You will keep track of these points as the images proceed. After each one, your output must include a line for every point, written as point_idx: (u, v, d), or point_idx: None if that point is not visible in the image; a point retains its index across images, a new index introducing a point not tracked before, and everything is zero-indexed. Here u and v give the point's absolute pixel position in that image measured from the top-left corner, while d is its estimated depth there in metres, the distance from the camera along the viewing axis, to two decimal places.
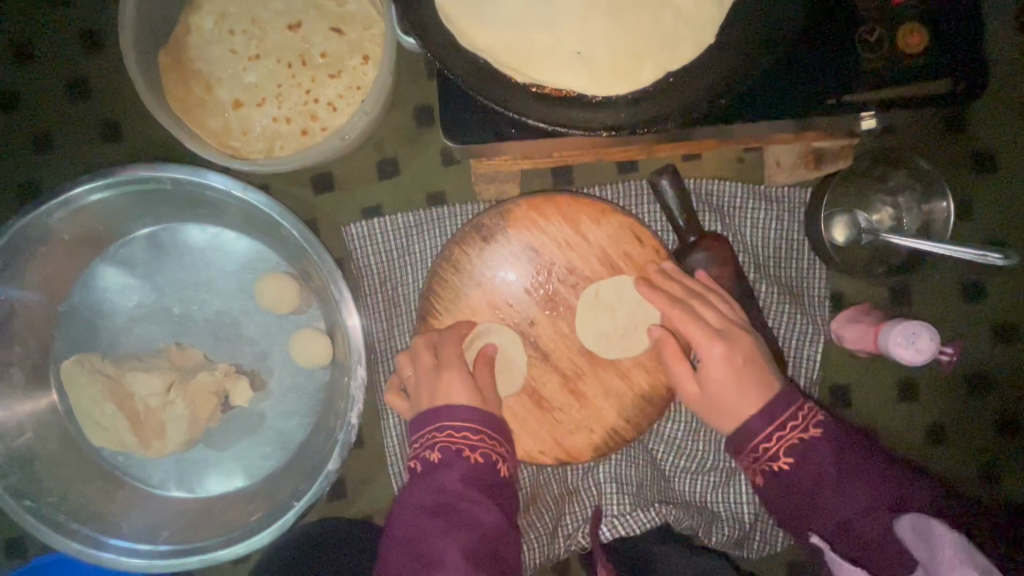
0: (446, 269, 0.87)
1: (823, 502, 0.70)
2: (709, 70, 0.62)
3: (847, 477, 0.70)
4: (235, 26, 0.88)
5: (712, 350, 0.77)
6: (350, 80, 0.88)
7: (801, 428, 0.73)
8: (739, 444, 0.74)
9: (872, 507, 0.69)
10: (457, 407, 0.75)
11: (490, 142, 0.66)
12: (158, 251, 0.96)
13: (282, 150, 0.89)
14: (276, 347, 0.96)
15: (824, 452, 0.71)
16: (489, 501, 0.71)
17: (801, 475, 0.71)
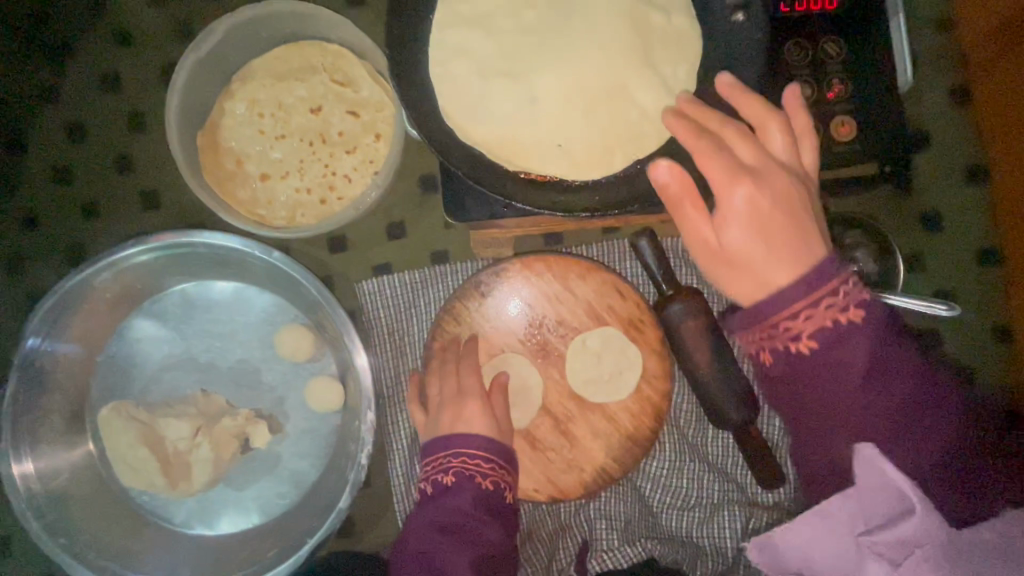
0: (448, 321, 0.96)
1: (840, 388, 0.63)
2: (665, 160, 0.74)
3: (875, 360, 0.62)
4: (264, 110, 1.01)
5: (739, 201, 0.60)
6: (364, 156, 1.00)
7: (841, 309, 0.61)
8: (759, 322, 0.63)
9: (898, 384, 0.64)
10: (472, 434, 0.83)
11: (486, 219, 0.80)
12: (189, 306, 1.06)
13: (303, 217, 1.00)
14: (293, 393, 1.05)
15: (861, 335, 0.62)
16: (494, 522, 0.78)
17: (828, 353, 0.62)
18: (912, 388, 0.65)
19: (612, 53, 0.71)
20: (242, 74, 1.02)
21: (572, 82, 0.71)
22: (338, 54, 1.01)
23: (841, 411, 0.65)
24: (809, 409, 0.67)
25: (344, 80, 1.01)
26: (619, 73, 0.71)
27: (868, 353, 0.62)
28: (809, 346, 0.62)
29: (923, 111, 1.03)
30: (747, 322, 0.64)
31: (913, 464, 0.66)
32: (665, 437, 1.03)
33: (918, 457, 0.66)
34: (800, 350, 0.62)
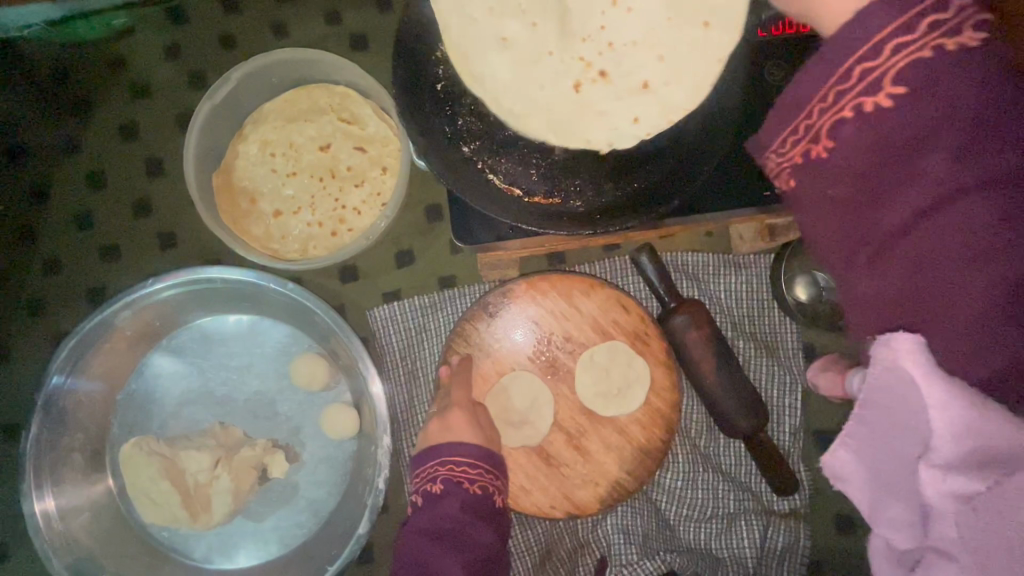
0: (458, 342, 0.99)
1: (894, 171, 0.47)
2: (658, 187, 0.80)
3: (931, 150, 0.45)
4: (276, 149, 1.06)
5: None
6: (372, 188, 1.05)
7: (912, 49, 0.45)
8: (827, 75, 0.48)
9: (974, 175, 0.44)
10: (456, 441, 0.86)
11: (492, 241, 0.84)
12: (206, 340, 1.09)
13: (315, 249, 1.04)
14: (309, 422, 1.07)
15: (938, 104, 0.45)
16: (485, 525, 0.81)
17: (867, 139, 0.48)
18: (1019, 187, 0.43)
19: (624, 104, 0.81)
20: (255, 118, 1.07)
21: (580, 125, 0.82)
22: (344, 95, 1.07)
23: (893, 212, 0.48)
24: (866, 209, 0.49)
25: (351, 118, 1.06)
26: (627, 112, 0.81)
27: (944, 112, 0.45)
28: (864, 110, 0.47)
29: None
30: (808, 95, 0.50)
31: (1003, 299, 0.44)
32: (677, 448, 1.04)
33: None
34: (855, 120, 0.48)
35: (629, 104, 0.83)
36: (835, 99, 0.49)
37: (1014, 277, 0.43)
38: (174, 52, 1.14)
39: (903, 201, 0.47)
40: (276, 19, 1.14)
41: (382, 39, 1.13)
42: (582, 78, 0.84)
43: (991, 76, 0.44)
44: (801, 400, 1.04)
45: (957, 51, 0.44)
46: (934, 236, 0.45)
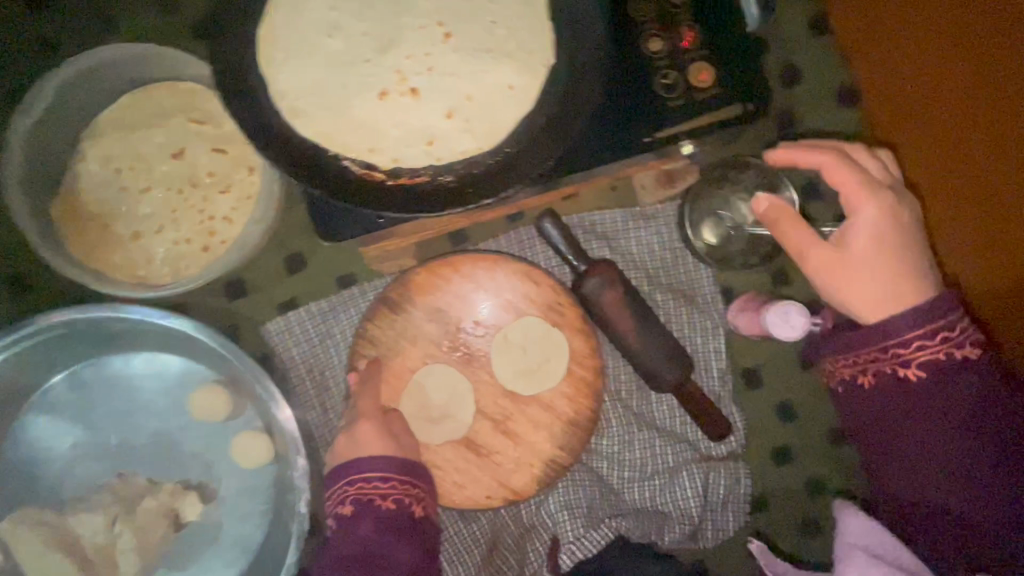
0: (363, 345, 0.92)
1: (905, 430, 0.70)
2: (535, 150, 0.69)
3: (949, 403, 0.67)
4: (122, 165, 0.93)
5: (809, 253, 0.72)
6: (241, 192, 0.94)
7: (951, 346, 0.67)
8: (876, 341, 0.69)
9: (939, 435, 0.68)
10: (363, 458, 0.80)
11: (366, 235, 0.71)
12: (86, 390, 0.97)
13: (188, 269, 0.94)
14: (220, 455, 0.98)
15: (949, 380, 0.67)
16: (402, 541, 0.76)
17: (932, 388, 0.67)
18: (958, 444, 0.67)
19: (459, 83, 0.69)
20: (91, 131, 0.94)
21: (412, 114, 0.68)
22: (192, 92, 0.95)
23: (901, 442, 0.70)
24: (891, 440, 0.72)
25: (203, 116, 0.94)
26: (469, 85, 0.69)
27: (942, 395, 0.67)
28: (917, 375, 0.68)
29: (791, 47, 1.06)
30: (848, 343, 0.72)
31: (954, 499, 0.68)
32: (609, 412, 1.02)
33: (975, 494, 0.67)
34: (906, 376, 0.68)
35: (415, 130, 0.69)
36: (878, 354, 0.69)
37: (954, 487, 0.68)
38: None
39: (928, 451, 0.69)
40: (100, 14, 0.99)
41: None
42: (389, 87, 0.68)
43: (970, 371, 0.67)
44: (724, 342, 1.03)
45: (951, 354, 0.67)
46: (927, 479, 0.69)
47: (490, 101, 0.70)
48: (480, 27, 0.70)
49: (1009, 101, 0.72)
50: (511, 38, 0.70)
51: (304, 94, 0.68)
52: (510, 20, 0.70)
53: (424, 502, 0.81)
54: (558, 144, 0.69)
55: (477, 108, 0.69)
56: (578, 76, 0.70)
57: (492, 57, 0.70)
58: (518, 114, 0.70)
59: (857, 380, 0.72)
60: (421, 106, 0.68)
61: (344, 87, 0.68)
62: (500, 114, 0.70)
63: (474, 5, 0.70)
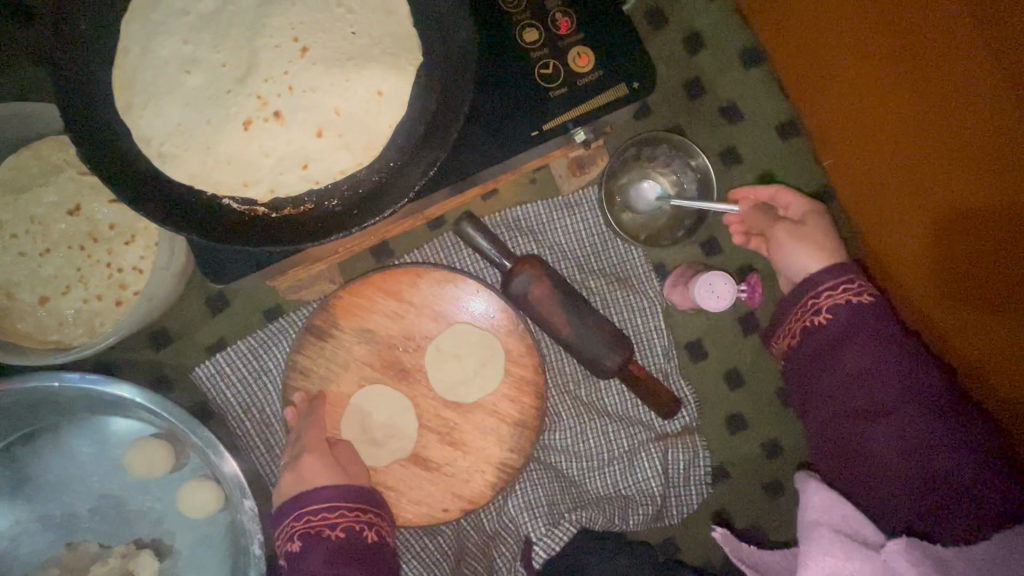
0: (295, 377, 0.90)
1: (832, 371, 0.77)
2: (416, 162, 0.69)
3: (868, 365, 0.75)
4: (16, 229, 0.89)
5: (782, 238, 0.88)
6: (147, 240, 0.91)
7: (855, 289, 0.77)
8: (801, 302, 0.80)
9: (867, 369, 0.75)
10: (308, 491, 0.78)
11: (256, 271, 0.70)
12: (17, 465, 0.94)
13: (103, 326, 0.91)
14: (170, 509, 0.96)
15: (867, 322, 0.76)
16: (357, 569, 0.74)
17: (845, 333, 0.77)
18: (888, 380, 0.74)
19: (331, 101, 0.66)
20: None
21: (283, 140, 0.66)
22: None
23: (829, 381, 0.78)
24: (821, 379, 0.79)
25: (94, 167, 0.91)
26: (340, 101, 0.66)
27: (858, 330, 0.76)
28: (829, 321, 0.78)
29: (688, 16, 1.06)
30: (782, 313, 0.83)
31: (889, 437, 0.73)
32: (559, 405, 1.01)
33: (902, 420, 0.73)
34: (820, 321, 0.78)
35: (289, 156, 0.66)
36: (813, 309, 0.79)
37: (889, 422, 0.73)
38: None
39: (853, 390, 0.76)
40: None
41: None
42: (253, 115, 0.65)
43: (880, 322, 0.76)
44: (663, 319, 1.03)
45: (859, 295, 0.77)
46: (859, 409, 0.76)
47: (361, 112, 0.67)
48: (340, 39, 0.67)
49: (918, 60, 0.73)
50: (374, 45, 0.68)
51: (169, 136, 0.65)
52: (371, 28, 0.68)
53: (377, 526, 0.79)
54: (438, 148, 0.68)
55: (348, 121, 0.67)
56: (452, 80, 0.69)
57: (354, 64, 0.67)
58: (394, 121, 0.68)
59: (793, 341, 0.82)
60: (289, 131, 0.65)
61: (208, 123, 0.65)
62: (375, 125, 0.68)
63: (331, 16, 0.67)
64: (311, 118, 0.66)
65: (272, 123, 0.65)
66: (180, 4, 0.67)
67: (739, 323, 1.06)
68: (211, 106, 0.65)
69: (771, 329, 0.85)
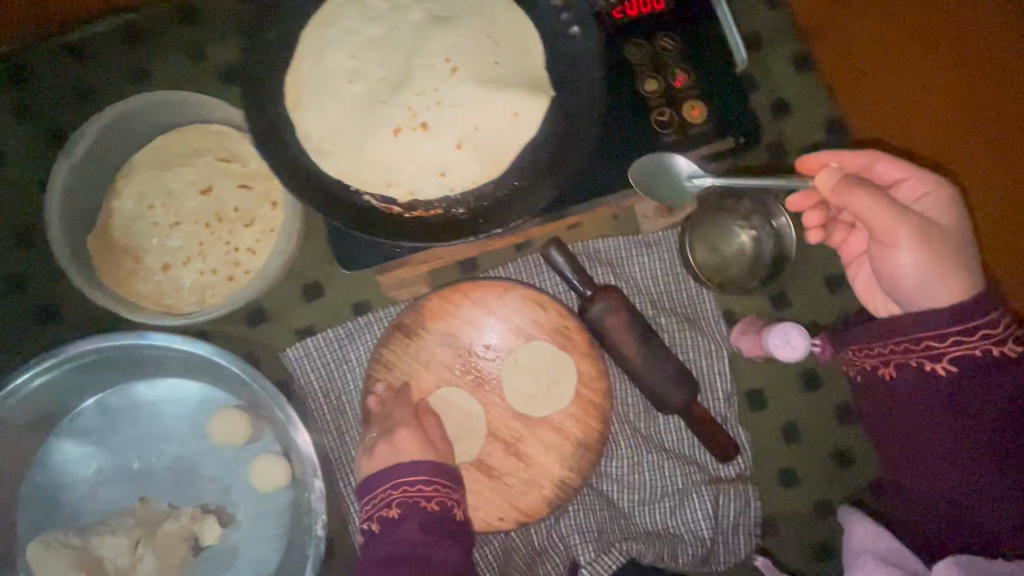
0: (378, 369, 0.95)
1: (924, 417, 0.79)
2: (539, 183, 0.75)
3: (965, 417, 0.76)
4: (154, 202, 0.99)
5: (906, 244, 0.73)
6: (265, 225, 1.00)
7: (992, 342, 0.73)
8: (908, 331, 0.75)
9: (965, 427, 0.76)
10: (411, 462, 0.85)
11: (382, 264, 0.76)
12: (111, 416, 1.01)
13: (213, 298, 0.99)
14: (238, 480, 1.01)
15: (984, 377, 0.74)
16: (447, 541, 0.81)
17: (953, 385, 0.75)
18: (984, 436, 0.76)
19: (472, 117, 0.74)
20: (125, 171, 1.00)
21: (425, 146, 0.73)
22: (219, 134, 1.01)
23: (916, 418, 0.80)
24: (894, 412, 0.82)
25: (230, 156, 1.01)
26: (479, 119, 0.74)
27: (973, 389, 0.74)
28: (948, 369, 0.75)
29: (779, 83, 1.12)
30: (874, 334, 0.80)
31: (965, 485, 0.79)
32: (618, 435, 1.03)
33: (981, 472, 0.77)
34: (939, 372, 0.75)
35: (428, 164, 0.74)
36: (920, 349, 0.75)
37: (960, 473, 0.79)
38: (25, 114, 1.02)
39: (926, 425, 0.79)
40: (132, 62, 1.04)
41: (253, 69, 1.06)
42: (402, 124, 0.73)
43: (995, 356, 0.73)
44: (728, 364, 1.06)
45: (987, 349, 0.73)
46: (928, 444, 0.80)
47: (496, 130, 0.75)
48: (485, 66, 0.75)
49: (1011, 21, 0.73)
50: (512, 76, 0.76)
51: (328, 135, 0.74)
52: (512, 61, 0.76)
53: (463, 507, 0.86)
54: (560, 174, 0.75)
55: (484, 138, 0.75)
56: (578, 117, 0.76)
57: (496, 87, 0.74)
58: (523, 141, 0.76)
59: (887, 372, 0.80)
60: (432, 141, 0.73)
61: (363, 127, 0.74)
62: (506, 143, 0.75)
63: (482, 46, 0.75)
64: (453, 130, 0.73)
65: (418, 132, 0.73)
66: (351, 24, 0.76)
67: (802, 379, 1.08)
68: (365, 113, 0.74)
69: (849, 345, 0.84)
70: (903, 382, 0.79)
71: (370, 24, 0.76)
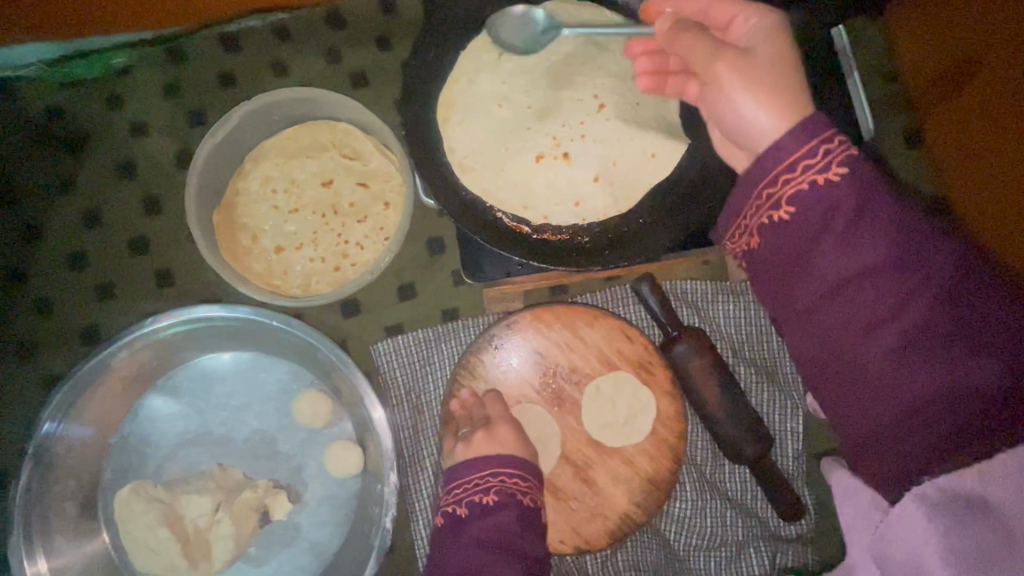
0: (463, 375, 0.99)
1: (820, 249, 0.55)
2: (660, 228, 0.82)
3: (859, 238, 0.54)
4: (278, 187, 1.06)
5: (725, 76, 0.61)
6: (376, 223, 1.05)
7: (819, 168, 0.54)
8: (761, 181, 0.57)
9: (850, 245, 0.54)
10: (512, 456, 0.87)
11: (501, 278, 0.86)
12: (203, 380, 1.06)
13: (318, 285, 1.04)
14: (311, 462, 1.04)
15: (849, 201, 0.54)
16: (538, 538, 0.83)
17: (811, 215, 0.55)
18: (881, 257, 0.53)
19: (610, 151, 0.79)
20: (254, 155, 1.07)
21: (563, 173, 0.79)
22: (346, 132, 1.08)
23: (806, 289, 0.57)
24: (792, 282, 0.58)
25: (353, 154, 1.07)
26: (617, 154, 0.79)
27: (848, 214, 0.54)
28: (790, 214, 0.56)
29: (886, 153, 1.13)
30: (734, 208, 0.60)
31: (887, 380, 0.55)
32: (683, 477, 1.04)
33: (905, 359, 0.54)
34: (782, 218, 0.56)
35: (565, 192, 0.80)
36: (778, 186, 0.55)
37: (888, 366, 0.55)
38: (173, 91, 1.11)
39: (828, 290, 0.56)
40: (275, 56, 1.12)
41: (383, 76, 1.13)
42: (546, 152, 0.79)
43: (865, 169, 0.54)
44: (802, 423, 1.06)
45: (855, 152, 0.54)
46: (823, 316, 0.57)
47: (632, 167, 0.80)
48: (629, 107, 0.79)
49: None
50: (652, 117, 0.80)
51: (472, 153, 0.82)
52: (652, 105, 0.81)
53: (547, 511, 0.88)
54: (681, 221, 0.82)
55: (619, 173, 0.80)
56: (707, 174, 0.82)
57: (638, 127, 0.79)
58: (654, 180, 0.81)
59: (756, 230, 0.59)
60: (573, 171, 0.79)
61: (507, 150, 0.80)
62: (639, 180, 0.81)
63: (628, 88, 0.79)
64: (591, 161, 0.79)
65: (560, 161, 0.79)
66: (505, 54, 0.82)
67: None
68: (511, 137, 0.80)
69: (725, 224, 0.62)
70: (769, 239, 0.58)
71: (523, 54, 0.81)
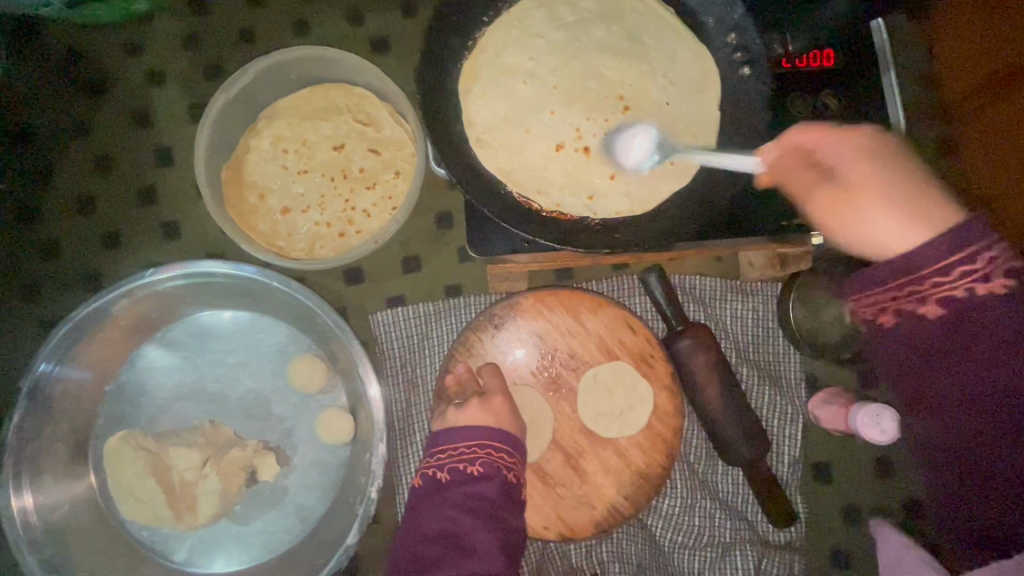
0: (461, 351, 0.97)
1: (960, 356, 0.59)
2: (666, 218, 0.86)
3: (985, 350, 0.58)
4: (289, 147, 1.04)
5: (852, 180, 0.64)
6: (384, 192, 1.03)
7: (981, 278, 0.57)
8: (904, 275, 0.59)
9: (979, 361, 0.58)
10: (498, 430, 0.86)
11: (508, 253, 0.86)
12: (201, 336, 1.05)
13: (321, 250, 1.03)
14: (302, 426, 1.04)
15: (976, 319, 0.58)
16: (517, 511, 0.82)
17: (960, 326, 0.59)
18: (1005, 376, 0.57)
19: (629, 151, 0.86)
20: (268, 112, 1.05)
21: (576, 163, 0.86)
22: (361, 97, 1.05)
23: (932, 384, 0.61)
24: (913, 377, 0.63)
25: (367, 120, 1.05)
26: (629, 153, 0.86)
27: (1007, 332, 0.57)
28: (930, 313, 0.59)
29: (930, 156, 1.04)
30: (868, 283, 0.61)
31: (974, 471, 0.62)
32: (675, 474, 1.02)
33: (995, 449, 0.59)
34: (927, 316, 0.59)
35: (580, 184, 0.86)
36: (921, 285, 0.58)
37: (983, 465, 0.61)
38: (192, 43, 1.09)
39: (957, 389, 0.60)
40: (298, 15, 1.10)
41: (405, 43, 1.10)
42: (566, 142, 0.86)
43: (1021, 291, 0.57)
44: (802, 430, 1.04)
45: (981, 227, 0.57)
46: (945, 406, 0.61)
47: (650, 172, 0.86)
48: (655, 108, 0.86)
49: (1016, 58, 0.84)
50: (680, 121, 0.86)
51: (490, 128, 0.87)
52: (683, 108, 0.86)
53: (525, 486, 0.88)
54: (693, 219, 0.86)
55: (636, 174, 0.86)
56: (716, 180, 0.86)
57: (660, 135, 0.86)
58: (671, 187, 0.86)
59: (895, 315, 0.61)
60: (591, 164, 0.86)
61: (527, 132, 0.87)
62: (657, 185, 0.86)
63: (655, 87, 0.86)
64: (607, 155, 0.86)
65: (581, 154, 0.86)
66: None
67: (873, 465, 1.05)
68: None
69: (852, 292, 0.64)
70: (901, 330, 0.62)
71: (556, 31, 0.86)
